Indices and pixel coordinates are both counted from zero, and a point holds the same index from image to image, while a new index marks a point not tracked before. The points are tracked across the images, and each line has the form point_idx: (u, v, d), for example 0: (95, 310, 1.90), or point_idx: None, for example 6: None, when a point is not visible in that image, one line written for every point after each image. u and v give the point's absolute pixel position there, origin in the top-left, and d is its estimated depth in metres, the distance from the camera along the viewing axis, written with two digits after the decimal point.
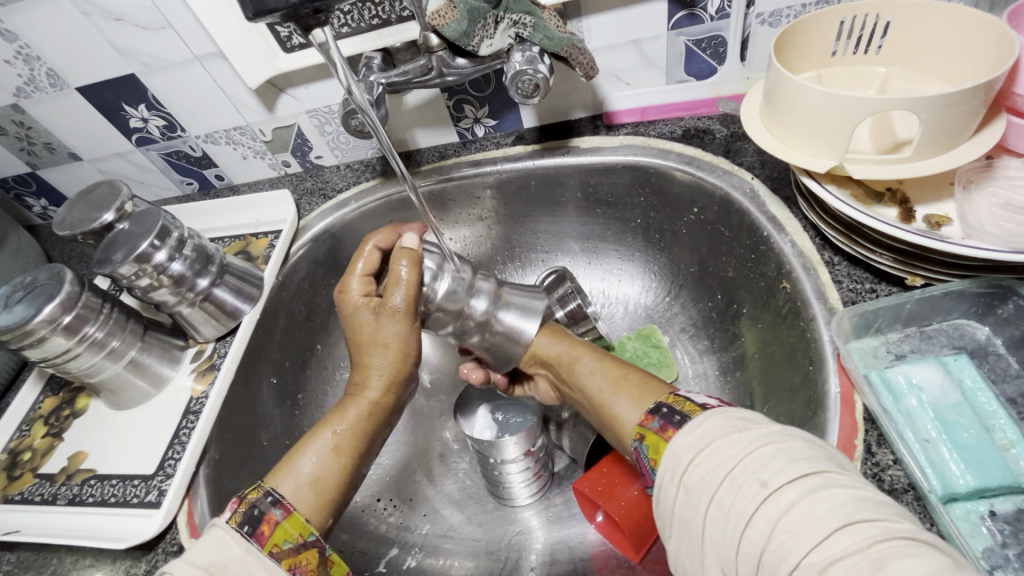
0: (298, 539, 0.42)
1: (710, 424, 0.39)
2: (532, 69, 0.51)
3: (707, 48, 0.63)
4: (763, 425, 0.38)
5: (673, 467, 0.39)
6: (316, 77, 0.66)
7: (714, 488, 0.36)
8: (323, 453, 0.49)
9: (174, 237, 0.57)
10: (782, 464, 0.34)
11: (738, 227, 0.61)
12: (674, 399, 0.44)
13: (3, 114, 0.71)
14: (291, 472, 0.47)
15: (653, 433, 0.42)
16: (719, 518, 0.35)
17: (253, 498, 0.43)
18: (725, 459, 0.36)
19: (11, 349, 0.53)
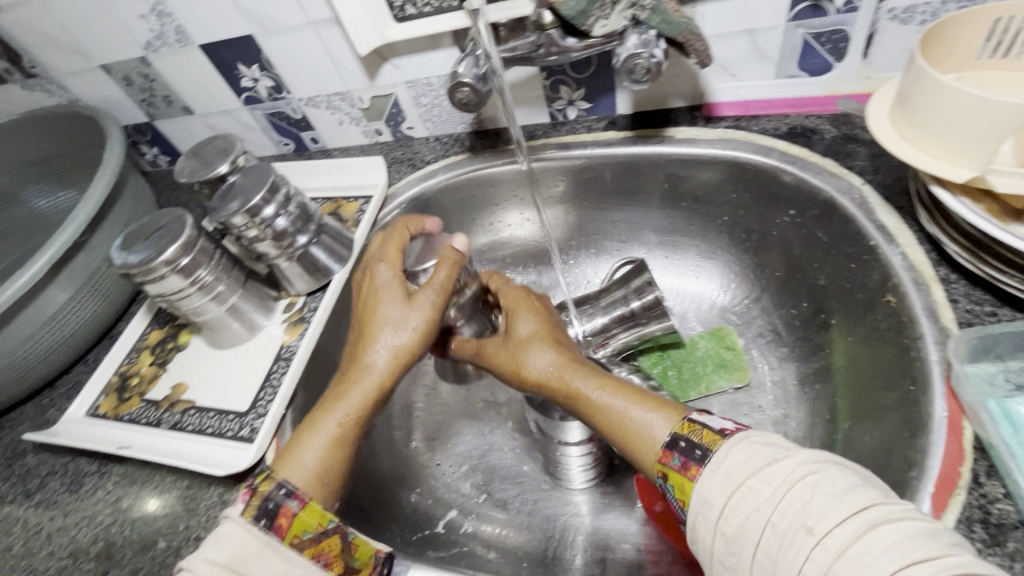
0: (317, 529, 0.45)
1: (735, 457, 0.38)
2: (647, 53, 0.51)
3: (826, 43, 0.60)
4: (792, 454, 0.37)
5: (705, 509, 0.38)
6: (421, 49, 0.68)
7: (757, 536, 0.35)
8: (327, 444, 0.49)
9: (283, 193, 0.60)
10: (824, 505, 0.33)
11: (839, 234, 0.58)
12: (688, 427, 0.43)
13: (131, 67, 0.76)
14: (296, 468, 0.48)
15: (676, 472, 0.41)
16: (767, 567, 0.34)
17: (266, 491, 0.45)
18: (762, 503, 0.35)
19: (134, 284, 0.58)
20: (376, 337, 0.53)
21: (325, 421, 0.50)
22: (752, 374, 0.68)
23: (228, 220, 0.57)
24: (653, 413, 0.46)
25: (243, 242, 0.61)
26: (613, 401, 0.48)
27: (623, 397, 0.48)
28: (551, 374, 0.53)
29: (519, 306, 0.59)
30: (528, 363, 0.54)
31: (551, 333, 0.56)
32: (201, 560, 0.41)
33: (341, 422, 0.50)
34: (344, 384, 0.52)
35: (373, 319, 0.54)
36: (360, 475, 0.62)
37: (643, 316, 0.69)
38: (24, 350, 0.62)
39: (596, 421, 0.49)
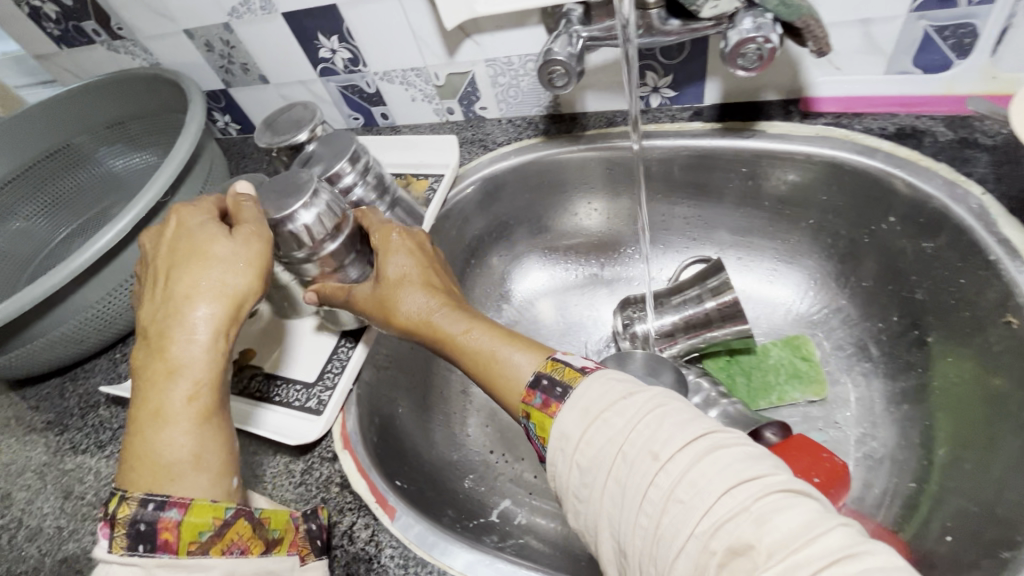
0: (215, 525, 0.40)
1: (592, 395, 0.39)
2: (762, 37, 0.47)
3: (949, 37, 0.55)
4: (645, 389, 0.39)
5: (563, 443, 0.39)
6: (506, 26, 0.66)
7: (609, 465, 0.36)
8: (189, 424, 0.41)
9: (363, 162, 0.61)
10: (669, 433, 0.36)
11: (949, 246, 0.54)
12: (553, 365, 0.44)
13: (214, 32, 0.77)
14: (159, 467, 0.40)
15: (536, 411, 0.42)
16: (616, 494, 0.36)
17: (124, 518, 0.38)
18: (615, 433, 0.37)
19: None
20: (188, 297, 0.44)
21: (170, 404, 0.41)
22: (831, 388, 0.64)
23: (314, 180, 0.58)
24: (519, 353, 0.46)
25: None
26: (481, 340, 0.49)
27: (492, 340, 0.48)
28: (423, 316, 0.53)
29: (392, 239, 0.56)
30: (403, 305, 0.53)
31: (426, 271, 0.56)
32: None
33: (196, 394, 0.42)
34: (162, 346, 0.43)
35: (189, 264, 0.45)
36: (416, 458, 0.61)
37: (718, 320, 0.66)
38: (102, 305, 0.63)
39: (466, 366, 0.49)
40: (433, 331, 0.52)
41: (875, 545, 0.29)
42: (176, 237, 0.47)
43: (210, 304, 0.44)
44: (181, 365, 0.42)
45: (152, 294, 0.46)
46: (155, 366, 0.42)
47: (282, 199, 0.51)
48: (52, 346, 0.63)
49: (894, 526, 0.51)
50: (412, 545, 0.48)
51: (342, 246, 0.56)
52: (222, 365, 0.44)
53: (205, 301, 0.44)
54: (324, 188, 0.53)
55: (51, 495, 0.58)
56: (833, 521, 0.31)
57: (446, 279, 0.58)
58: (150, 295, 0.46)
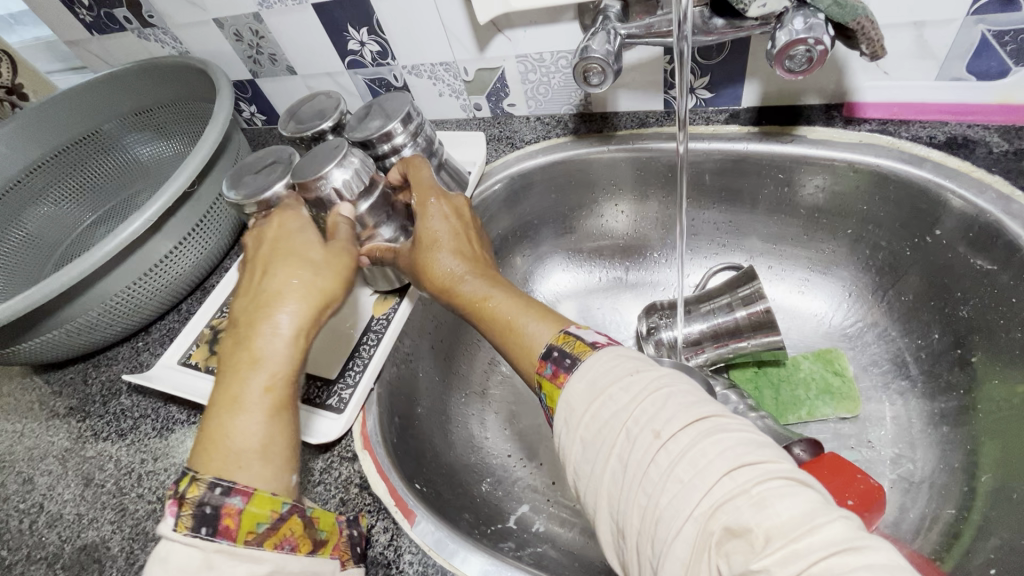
0: (272, 517, 0.40)
1: (603, 368, 0.38)
2: (813, 39, 0.45)
3: (1008, 43, 0.52)
4: (653, 367, 0.37)
5: (568, 415, 0.38)
6: (539, 21, 0.64)
7: (613, 440, 0.35)
8: (263, 413, 0.43)
9: (415, 124, 0.59)
10: (673, 412, 0.34)
11: (1001, 263, 0.52)
12: (564, 338, 0.43)
13: (243, 22, 0.76)
14: (229, 453, 0.41)
15: (547, 381, 0.41)
16: (618, 471, 0.34)
17: (194, 497, 0.38)
18: (619, 408, 0.36)
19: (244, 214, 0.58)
20: (278, 297, 0.47)
21: (248, 393, 0.43)
22: (864, 405, 0.62)
23: (367, 137, 0.58)
24: (535, 324, 0.46)
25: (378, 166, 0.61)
26: (506, 309, 0.48)
27: (515, 307, 0.48)
28: (452, 279, 0.54)
29: (429, 202, 0.56)
30: (434, 266, 0.54)
31: (458, 238, 0.56)
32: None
33: (272, 386, 0.44)
34: (251, 335, 0.46)
35: (285, 261, 0.49)
36: (435, 459, 0.60)
37: (748, 330, 0.64)
38: (126, 293, 0.63)
39: (485, 328, 0.50)
40: (458, 295, 0.53)
41: (879, 542, 0.27)
42: (278, 234, 0.52)
43: (296, 304, 0.47)
44: (264, 356, 0.45)
45: (247, 295, 0.50)
46: (241, 356, 0.45)
47: (321, 162, 0.53)
48: (77, 332, 0.63)
49: (933, 555, 0.49)
50: (432, 551, 0.47)
51: (374, 211, 0.57)
52: (298, 362, 0.46)
53: (291, 302, 0.47)
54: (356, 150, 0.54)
55: (71, 482, 0.58)
56: (835, 512, 0.29)
57: (482, 247, 0.58)
58: (243, 297, 0.50)
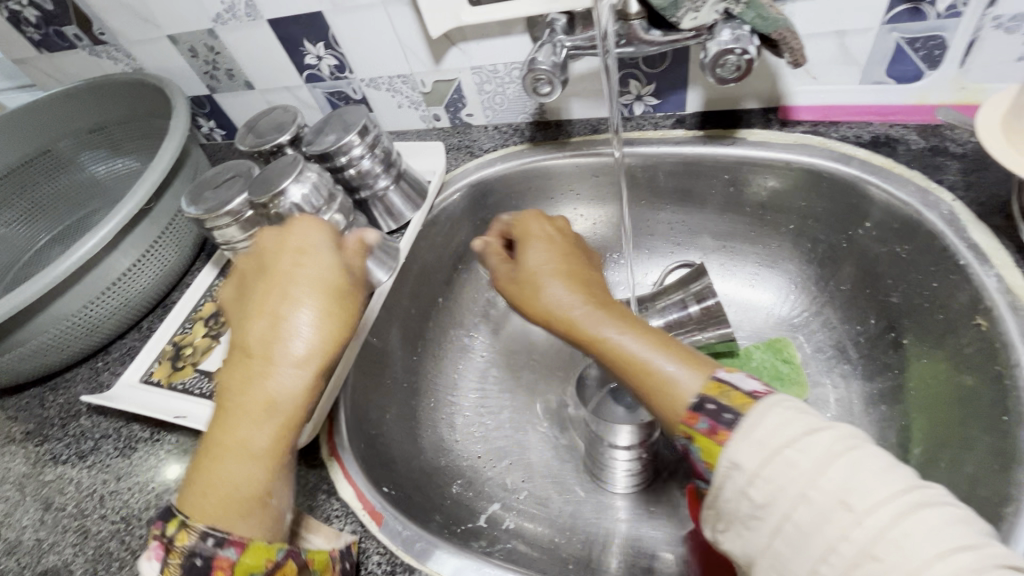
0: (267, 567, 0.40)
1: (775, 424, 0.35)
2: (740, 49, 0.49)
3: (920, 49, 0.57)
4: (830, 427, 0.34)
5: (733, 474, 0.35)
6: (491, 34, 0.66)
7: (788, 506, 0.32)
8: (268, 462, 0.42)
9: (371, 136, 0.62)
10: (868, 484, 0.31)
11: (923, 251, 0.56)
12: (717, 387, 0.39)
13: (198, 38, 0.76)
14: (233, 501, 0.41)
15: (702, 436, 0.37)
16: (794, 537, 0.32)
17: (181, 545, 0.39)
18: (799, 474, 0.32)
19: (204, 229, 0.59)
20: (292, 331, 0.45)
21: (256, 439, 0.42)
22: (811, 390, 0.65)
23: (325, 150, 0.60)
24: (676, 365, 0.42)
25: (338, 177, 0.63)
26: (636, 346, 0.44)
27: (645, 344, 0.43)
28: (561, 305, 0.48)
29: (531, 229, 0.56)
30: (543, 293, 0.49)
31: (564, 263, 0.52)
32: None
33: (280, 434, 0.43)
34: (259, 372, 0.43)
35: (293, 289, 0.46)
36: (404, 463, 0.61)
37: (701, 323, 0.67)
38: (84, 313, 0.63)
39: (619, 369, 0.44)
40: (577, 328, 0.47)
41: None
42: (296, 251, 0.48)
43: (308, 351, 0.44)
44: (274, 399, 0.43)
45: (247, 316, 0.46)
46: (252, 398, 0.43)
47: (278, 177, 0.55)
48: (32, 354, 0.62)
49: None
50: (399, 551, 0.48)
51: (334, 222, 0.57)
52: (307, 405, 0.44)
53: (307, 340, 0.44)
54: (311, 167, 0.56)
55: (30, 507, 0.57)
56: None
57: (596, 275, 0.53)
58: (247, 322, 0.46)
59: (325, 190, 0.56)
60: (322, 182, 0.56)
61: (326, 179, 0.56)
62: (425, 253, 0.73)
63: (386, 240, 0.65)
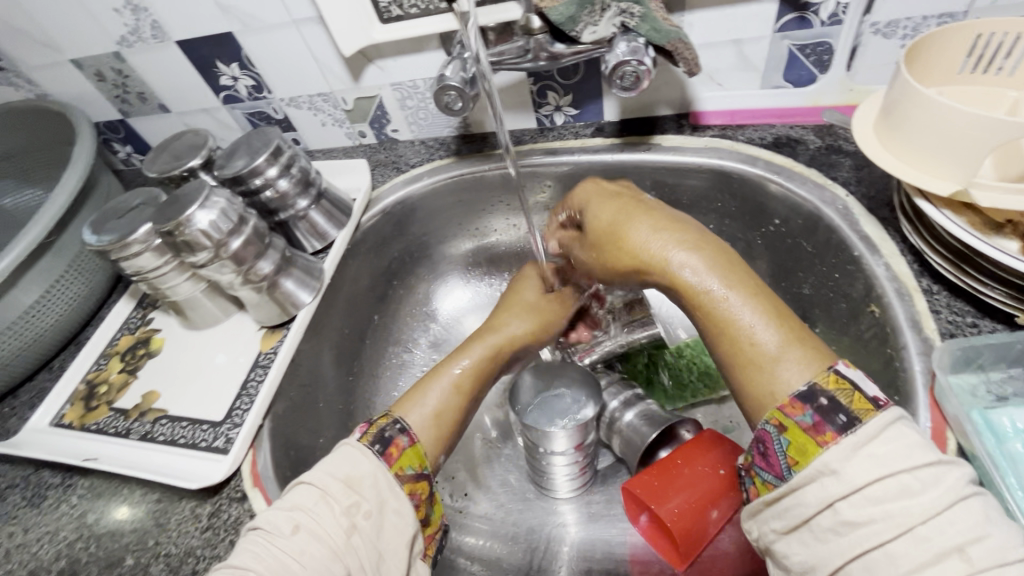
0: (417, 469, 0.46)
1: (896, 447, 0.34)
2: (636, 60, 0.51)
3: (810, 55, 0.60)
4: (959, 470, 0.33)
5: (829, 482, 0.34)
6: (406, 51, 0.66)
7: (888, 534, 0.32)
8: (449, 391, 0.55)
9: (286, 156, 0.61)
10: (992, 543, 0.30)
11: (824, 244, 0.59)
12: (834, 381, 0.38)
13: (104, 62, 0.73)
14: (421, 412, 0.52)
15: (800, 430, 0.37)
16: (878, 564, 0.32)
17: (383, 424, 0.47)
18: (914, 507, 0.32)
19: (109, 261, 0.56)
20: (504, 327, 0.62)
21: (453, 374, 0.56)
22: None
23: (235, 173, 0.59)
24: (787, 350, 0.41)
25: (254, 200, 0.62)
26: (746, 319, 0.43)
27: (755, 318, 0.42)
28: (655, 251, 0.47)
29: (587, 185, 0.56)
30: (629, 236, 0.49)
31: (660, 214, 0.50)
32: (324, 475, 0.42)
33: (471, 379, 0.57)
34: (473, 338, 0.61)
35: (517, 300, 0.65)
36: None
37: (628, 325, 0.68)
38: None
39: (716, 337, 0.44)
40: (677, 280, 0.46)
41: None
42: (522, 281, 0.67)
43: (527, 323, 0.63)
44: (470, 356, 0.58)
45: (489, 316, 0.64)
46: (475, 353, 0.59)
47: (183, 205, 0.53)
48: None
49: None
50: None
51: (247, 247, 0.56)
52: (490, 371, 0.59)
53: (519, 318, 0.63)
54: (220, 191, 0.54)
55: None
56: None
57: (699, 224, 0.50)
58: (505, 314, 0.63)
59: (237, 211, 0.55)
60: (232, 205, 0.54)
61: (236, 203, 0.55)
62: (355, 272, 0.72)
63: (308, 261, 0.63)
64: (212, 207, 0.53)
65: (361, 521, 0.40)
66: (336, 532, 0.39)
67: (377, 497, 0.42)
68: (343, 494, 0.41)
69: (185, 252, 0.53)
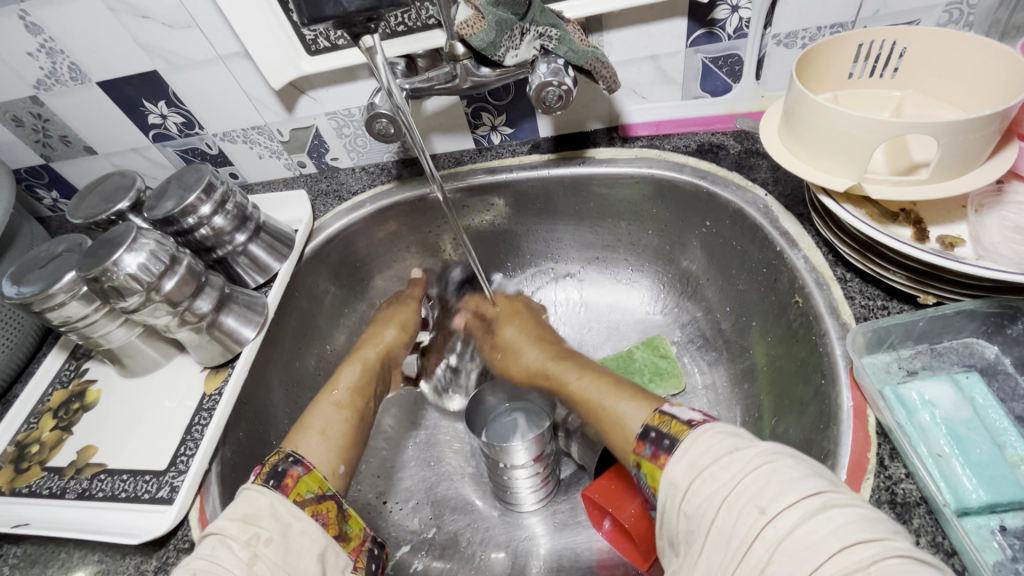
0: (317, 491, 0.45)
1: (702, 448, 0.39)
2: (558, 80, 0.53)
3: (723, 66, 0.64)
4: (751, 445, 0.37)
5: (672, 491, 0.38)
6: (338, 81, 0.67)
7: (713, 515, 0.35)
8: (332, 406, 0.56)
9: (219, 193, 0.60)
10: (778, 488, 0.34)
11: (750, 241, 0.62)
12: (660, 418, 0.44)
13: (20, 106, 0.71)
14: (303, 428, 0.53)
15: (647, 462, 0.42)
16: (719, 543, 0.34)
17: (275, 459, 0.46)
18: (721, 485, 0.36)
19: (34, 314, 0.54)
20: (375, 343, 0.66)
21: (336, 394, 0.58)
22: (686, 380, 0.70)
23: (166, 214, 0.58)
24: (628, 404, 0.49)
25: (189, 239, 0.61)
26: (593, 390, 0.54)
27: (602, 389, 0.53)
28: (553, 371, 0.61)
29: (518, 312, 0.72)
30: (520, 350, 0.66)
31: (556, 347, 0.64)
32: (219, 520, 0.41)
33: (348, 393, 0.58)
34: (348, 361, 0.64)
35: (383, 325, 0.69)
36: None
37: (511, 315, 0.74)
38: None
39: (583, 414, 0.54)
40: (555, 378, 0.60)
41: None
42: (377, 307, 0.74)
43: (397, 326, 0.69)
44: (338, 378, 0.60)
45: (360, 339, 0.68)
46: (353, 368, 0.62)
47: (109, 250, 0.51)
48: None
49: None
50: None
51: (182, 287, 0.54)
52: (362, 392, 0.60)
53: (393, 326, 0.69)
54: (149, 233, 0.53)
55: None
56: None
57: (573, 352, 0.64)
58: (379, 325, 0.69)
59: (168, 251, 0.53)
60: (161, 245, 0.53)
61: (167, 242, 0.54)
62: (301, 302, 0.71)
63: (250, 295, 0.62)
64: (142, 248, 0.52)
65: (263, 549, 0.39)
66: (235, 566, 0.37)
67: (280, 523, 0.41)
68: (240, 531, 0.40)
69: (113, 298, 0.52)
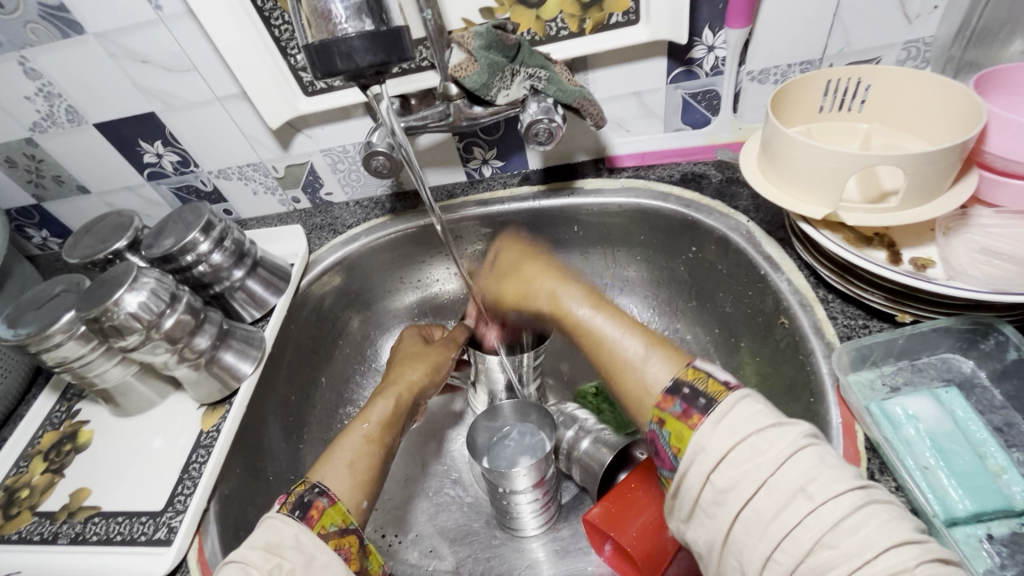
0: (342, 523, 0.45)
1: (743, 414, 0.37)
2: (548, 118, 0.56)
3: (702, 101, 0.68)
4: (795, 423, 0.36)
5: (704, 457, 0.37)
6: (334, 119, 0.69)
7: (750, 493, 0.34)
8: (361, 438, 0.56)
9: (217, 231, 0.61)
10: (828, 477, 0.33)
11: (736, 266, 0.65)
12: (693, 373, 0.42)
13: (14, 148, 0.71)
14: (331, 459, 0.53)
15: (675, 419, 0.40)
16: (751, 523, 0.34)
17: (301, 490, 0.46)
18: (764, 463, 0.34)
19: (29, 355, 0.53)
20: (400, 380, 0.65)
21: (365, 426, 0.57)
22: None
23: (165, 252, 0.58)
24: (658, 361, 0.45)
25: (187, 276, 0.62)
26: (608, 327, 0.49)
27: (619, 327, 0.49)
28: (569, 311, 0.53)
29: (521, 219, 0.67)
30: (558, 298, 0.55)
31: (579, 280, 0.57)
32: (242, 550, 0.40)
33: (380, 428, 0.58)
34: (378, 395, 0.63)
35: (412, 362, 0.68)
36: None
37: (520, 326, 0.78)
38: None
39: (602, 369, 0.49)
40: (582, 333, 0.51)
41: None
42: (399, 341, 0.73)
43: (426, 369, 0.67)
44: (366, 414, 0.59)
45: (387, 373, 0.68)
46: (385, 402, 0.61)
47: (109, 291, 0.51)
48: None
49: None
50: None
51: (181, 325, 0.55)
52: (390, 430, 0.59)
53: (421, 366, 0.67)
54: (149, 272, 0.54)
55: None
56: None
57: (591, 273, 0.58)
58: (409, 361, 0.68)
59: (168, 289, 0.54)
60: (160, 282, 0.53)
61: (166, 278, 0.55)
62: (297, 335, 0.71)
63: (247, 330, 0.63)
64: (143, 287, 0.52)
65: None
66: None
67: (304, 555, 0.41)
68: (262, 561, 0.39)
69: (111, 338, 0.52)
